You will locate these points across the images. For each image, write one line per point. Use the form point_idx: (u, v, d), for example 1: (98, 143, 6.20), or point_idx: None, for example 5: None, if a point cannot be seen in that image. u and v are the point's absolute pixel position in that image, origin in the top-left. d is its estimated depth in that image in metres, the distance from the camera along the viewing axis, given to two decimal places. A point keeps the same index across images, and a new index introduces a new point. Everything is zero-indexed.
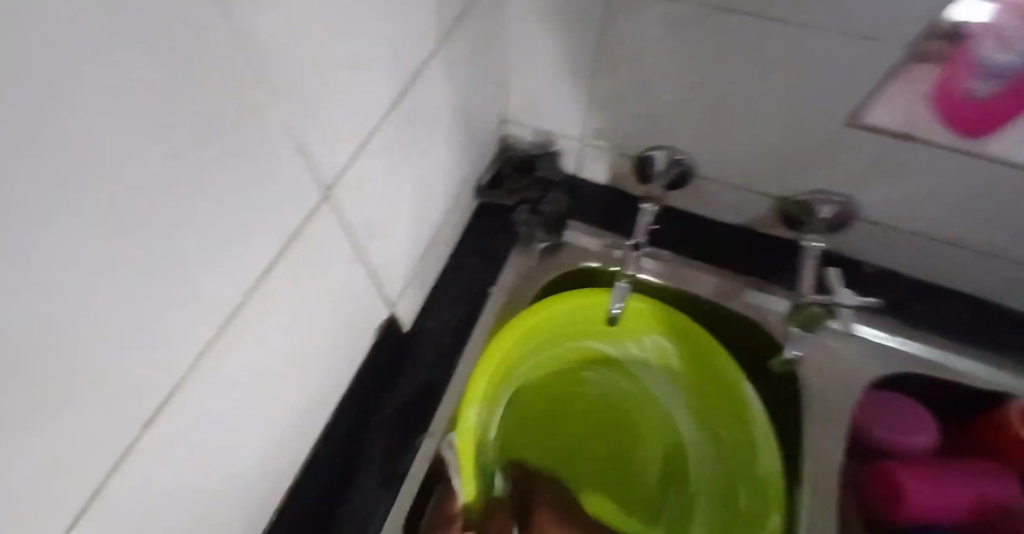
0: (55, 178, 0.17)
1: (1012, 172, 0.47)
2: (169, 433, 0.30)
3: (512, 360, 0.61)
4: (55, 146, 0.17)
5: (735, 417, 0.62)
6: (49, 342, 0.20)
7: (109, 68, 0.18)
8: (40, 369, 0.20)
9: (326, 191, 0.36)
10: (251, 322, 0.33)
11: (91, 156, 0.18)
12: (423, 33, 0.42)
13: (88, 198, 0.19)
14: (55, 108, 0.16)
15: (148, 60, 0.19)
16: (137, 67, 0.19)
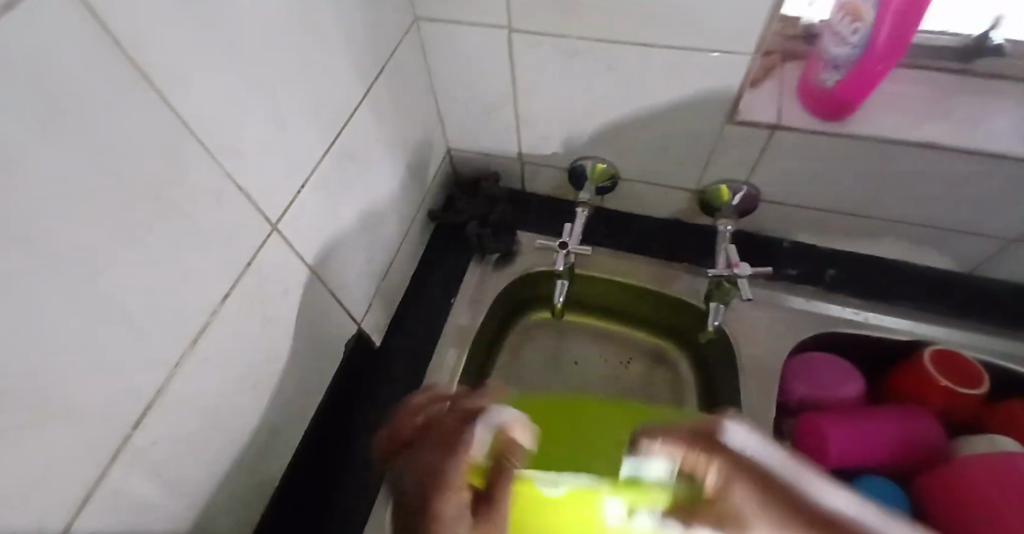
0: (37, 193, 0.25)
1: (879, 142, 0.53)
2: (155, 427, 0.36)
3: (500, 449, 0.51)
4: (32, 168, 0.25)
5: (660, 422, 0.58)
6: (41, 325, 0.27)
7: (62, 112, 0.26)
8: (37, 347, 0.27)
9: (275, 226, 0.44)
10: (221, 339, 0.41)
11: (52, 188, 0.26)
12: (352, 89, 0.50)
13: (66, 222, 0.27)
14: (32, 125, 0.24)
15: (88, 121, 0.27)
16: (84, 116, 0.27)
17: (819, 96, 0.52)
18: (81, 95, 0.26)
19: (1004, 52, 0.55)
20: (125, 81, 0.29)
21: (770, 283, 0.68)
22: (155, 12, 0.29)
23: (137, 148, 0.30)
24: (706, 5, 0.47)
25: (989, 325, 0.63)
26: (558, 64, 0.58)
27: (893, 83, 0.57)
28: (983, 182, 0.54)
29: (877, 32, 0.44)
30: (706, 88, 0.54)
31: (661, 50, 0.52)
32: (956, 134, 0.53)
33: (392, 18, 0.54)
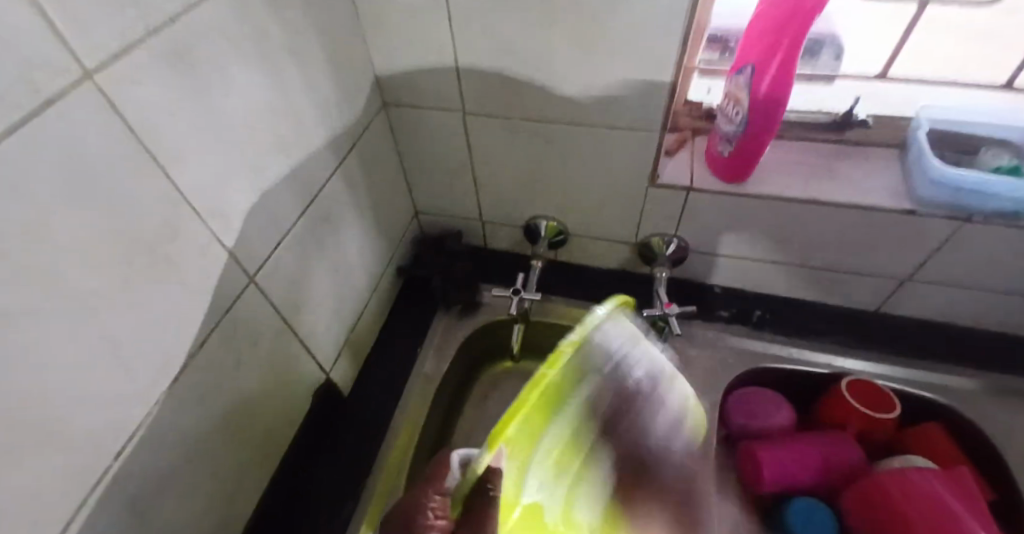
0: (58, 244, 0.32)
1: (777, 200, 0.63)
2: (136, 456, 0.41)
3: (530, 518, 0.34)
4: (56, 224, 0.31)
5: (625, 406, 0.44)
6: (50, 352, 0.32)
7: (84, 179, 0.33)
8: (44, 373, 0.32)
9: (252, 278, 0.50)
10: (198, 378, 0.46)
11: (69, 239, 0.32)
12: (326, 163, 0.59)
13: (77, 268, 0.33)
14: (60, 191, 0.31)
15: (103, 187, 0.34)
16: (100, 184, 0.34)
17: (721, 163, 0.63)
18: (99, 167, 0.34)
19: (869, 124, 0.67)
20: (134, 157, 0.36)
21: (704, 323, 0.77)
22: (164, 110, 0.37)
23: (141, 209, 0.37)
24: (619, 91, 0.58)
25: (891, 354, 0.73)
26: (505, 139, 0.68)
27: (786, 151, 0.68)
28: (866, 229, 0.63)
29: (753, 113, 0.55)
30: (629, 157, 0.64)
31: (588, 127, 0.63)
32: (839, 192, 0.63)
33: (363, 104, 0.64)
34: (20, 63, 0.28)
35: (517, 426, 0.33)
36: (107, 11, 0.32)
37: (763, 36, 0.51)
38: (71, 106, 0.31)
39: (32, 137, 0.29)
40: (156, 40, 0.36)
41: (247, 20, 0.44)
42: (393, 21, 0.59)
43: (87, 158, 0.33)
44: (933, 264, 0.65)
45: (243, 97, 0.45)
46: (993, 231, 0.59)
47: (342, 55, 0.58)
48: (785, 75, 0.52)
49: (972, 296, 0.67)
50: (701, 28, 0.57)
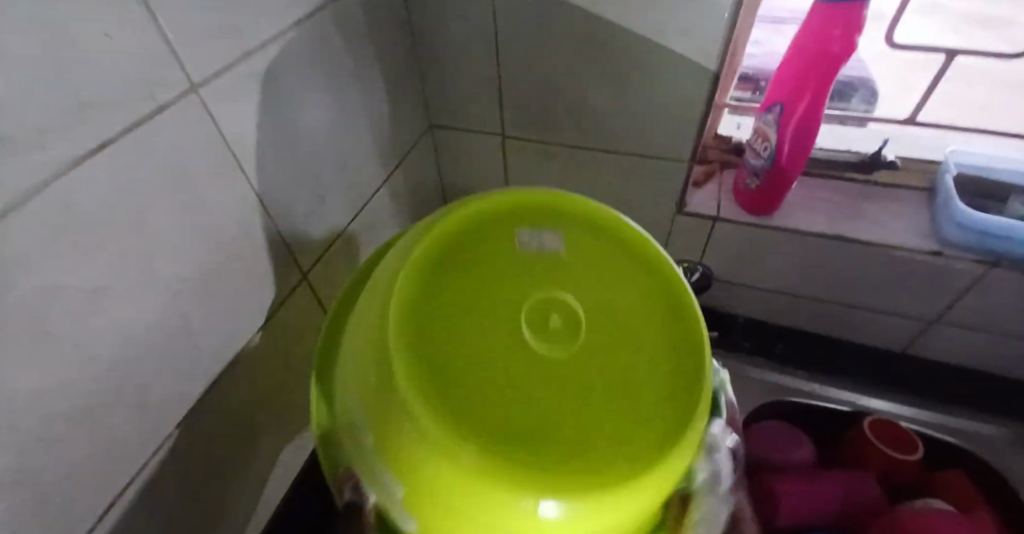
0: (160, 232, 0.37)
1: (803, 235, 0.65)
2: (191, 429, 0.44)
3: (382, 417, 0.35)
4: (159, 215, 0.36)
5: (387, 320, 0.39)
6: (142, 326, 0.37)
7: (183, 178, 0.38)
8: (134, 344, 0.37)
9: (305, 274, 0.55)
10: (249, 364, 0.50)
11: (168, 230, 0.37)
12: (375, 176, 0.64)
13: (171, 254, 0.38)
14: (165, 187, 0.36)
15: (196, 185, 0.39)
16: (194, 183, 0.39)
17: (748, 194, 0.65)
18: (195, 168, 0.39)
19: (898, 165, 0.67)
20: (223, 162, 0.41)
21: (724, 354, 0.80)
22: (248, 120, 0.43)
23: (221, 207, 0.42)
24: (653, 124, 0.62)
25: (909, 395, 0.75)
26: (542, 164, 0.72)
27: (814, 189, 0.70)
28: (892, 268, 0.64)
29: (781, 147, 0.58)
30: (659, 185, 0.67)
31: (623, 155, 0.66)
32: (866, 230, 0.64)
33: (413, 124, 0.70)
34: (147, 77, 0.33)
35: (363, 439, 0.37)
36: (215, 36, 0.38)
37: (791, 75, 0.54)
38: (178, 114, 0.36)
39: (145, 138, 0.34)
40: (249, 61, 0.41)
41: (322, 47, 0.50)
42: (446, 50, 0.64)
43: (187, 160, 0.38)
44: (959, 308, 0.66)
45: (314, 112, 0.50)
46: (1020, 278, 0.60)
47: (398, 79, 0.64)
48: (813, 117, 0.55)
49: (1003, 343, 0.67)
50: (732, 69, 0.61)
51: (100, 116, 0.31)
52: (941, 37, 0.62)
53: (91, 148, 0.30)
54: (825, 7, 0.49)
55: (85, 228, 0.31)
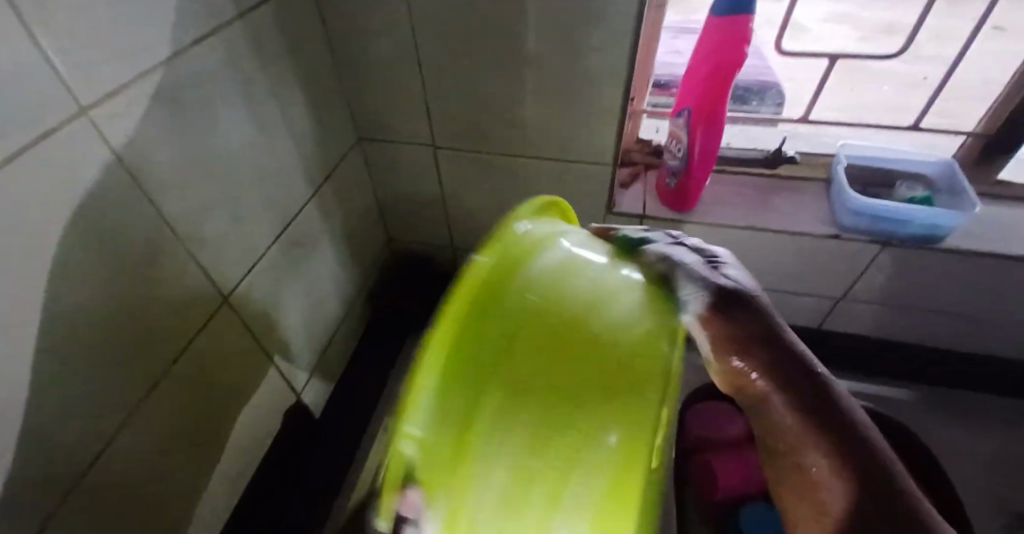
0: (54, 264, 0.34)
1: (719, 227, 0.69)
2: (100, 474, 0.41)
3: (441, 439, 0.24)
4: (52, 246, 0.34)
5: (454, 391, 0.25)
6: (40, 366, 0.35)
7: (77, 206, 0.36)
8: (30, 385, 0.34)
9: (227, 297, 0.53)
10: (173, 394, 0.47)
11: (64, 262, 0.35)
12: (301, 193, 0.62)
13: (70, 288, 0.36)
14: (57, 217, 0.34)
15: (94, 213, 0.37)
16: (91, 211, 0.37)
17: (668, 193, 0.69)
18: (90, 194, 0.36)
19: (796, 160, 0.74)
20: (123, 186, 0.39)
21: None
22: (154, 142, 0.41)
23: (129, 232, 0.40)
24: (574, 129, 0.64)
25: (827, 367, 0.82)
26: (474, 171, 0.73)
27: (728, 184, 0.75)
28: (800, 252, 0.70)
29: (691, 149, 0.62)
30: (585, 187, 0.70)
31: (550, 160, 0.68)
32: (775, 220, 0.69)
33: (340, 138, 0.69)
34: (28, 102, 0.31)
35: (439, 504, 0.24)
36: (110, 56, 0.36)
37: (694, 84, 0.58)
38: (67, 138, 0.34)
39: (29, 165, 0.32)
40: (150, 82, 0.40)
41: (234, 67, 0.49)
42: (369, 63, 0.64)
43: (81, 185, 0.36)
44: (860, 285, 0.72)
45: (227, 131, 0.49)
46: (908, 254, 0.67)
47: (321, 95, 0.63)
48: (717, 118, 0.59)
49: (900, 315, 0.74)
50: (644, 75, 0.65)
51: None
52: (827, 47, 0.70)
53: None
54: (718, 19, 0.54)
55: None
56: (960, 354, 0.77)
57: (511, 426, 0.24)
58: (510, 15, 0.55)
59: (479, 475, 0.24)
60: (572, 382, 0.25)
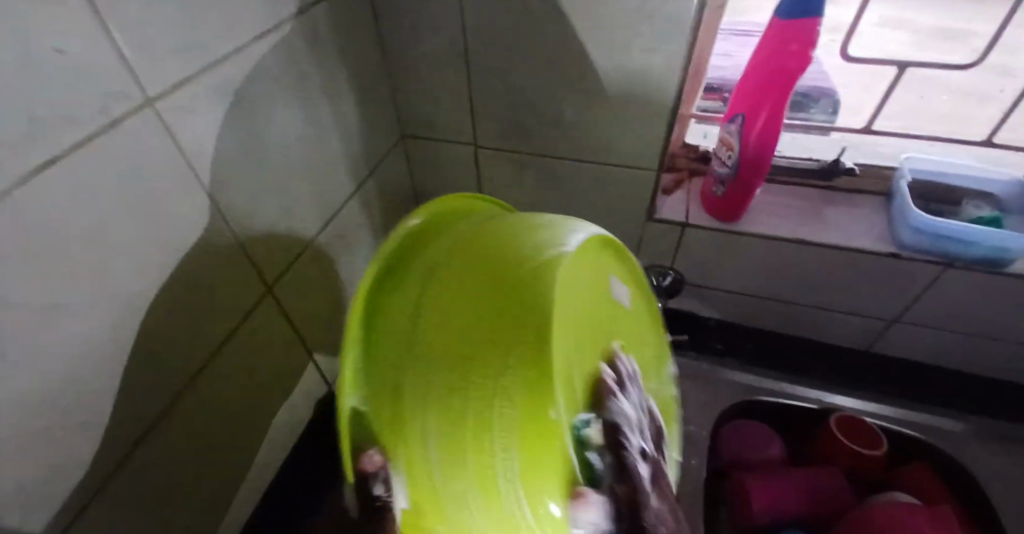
0: (115, 248, 0.36)
1: (768, 240, 0.67)
2: (147, 453, 0.42)
3: (415, 383, 0.30)
4: (115, 231, 0.35)
5: (412, 343, 0.31)
6: (98, 346, 0.36)
7: (139, 193, 0.37)
8: (88, 365, 0.35)
9: (271, 288, 0.53)
10: (217, 379, 0.49)
11: (125, 246, 0.36)
12: (346, 187, 0.63)
13: (130, 272, 0.37)
14: (121, 203, 0.35)
15: (154, 200, 0.38)
16: (151, 198, 0.38)
17: (714, 202, 0.67)
18: (152, 181, 0.37)
19: (856, 172, 0.71)
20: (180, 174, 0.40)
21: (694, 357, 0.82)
22: (212, 133, 0.42)
23: (184, 220, 0.41)
24: (621, 132, 0.63)
25: (879, 392, 0.76)
26: (516, 172, 0.72)
27: (778, 195, 0.72)
28: (853, 270, 0.67)
29: (743, 157, 0.60)
30: (629, 193, 0.69)
31: (594, 164, 0.67)
32: (829, 234, 0.66)
33: (385, 135, 0.70)
34: (99, 91, 0.32)
35: (411, 440, 0.29)
36: (176, 48, 0.37)
37: (750, 89, 0.56)
38: (133, 126, 0.35)
39: (97, 152, 0.33)
40: (213, 74, 0.41)
41: (291, 62, 0.50)
42: (418, 61, 0.64)
43: (143, 173, 0.37)
44: (917, 308, 0.68)
45: (280, 124, 0.50)
46: (973, 278, 0.63)
47: (369, 91, 0.64)
48: (774, 127, 0.57)
49: (959, 341, 0.70)
50: (697, 79, 0.63)
51: (48, 131, 0.30)
52: (899, 52, 0.66)
53: (38, 165, 0.29)
54: (781, 24, 0.52)
55: (40, 245, 0.30)
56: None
57: (440, 365, 0.30)
58: (564, 16, 0.54)
59: (418, 425, 0.29)
60: (462, 333, 0.30)
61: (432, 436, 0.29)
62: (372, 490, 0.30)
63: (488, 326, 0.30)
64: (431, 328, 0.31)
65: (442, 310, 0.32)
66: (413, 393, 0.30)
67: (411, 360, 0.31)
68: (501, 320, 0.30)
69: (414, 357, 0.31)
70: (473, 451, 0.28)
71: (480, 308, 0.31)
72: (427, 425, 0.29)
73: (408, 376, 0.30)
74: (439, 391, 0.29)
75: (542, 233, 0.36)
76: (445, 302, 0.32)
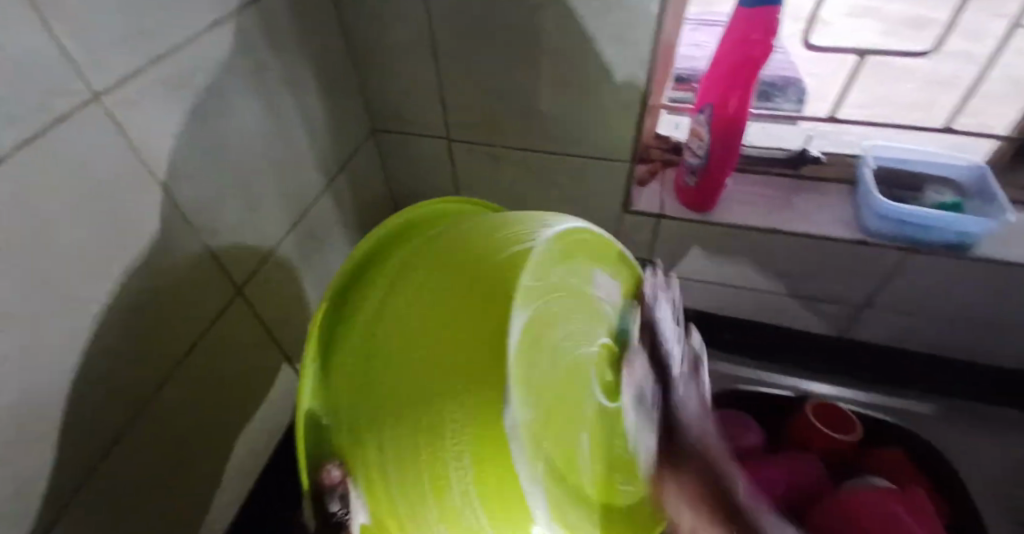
0: (67, 249, 0.34)
1: (741, 230, 0.68)
2: (112, 463, 0.41)
3: (370, 396, 0.29)
4: (65, 231, 0.34)
5: (366, 353, 0.30)
6: (54, 352, 0.34)
7: (91, 192, 0.35)
8: (44, 371, 0.34)
9: (238, 288, 0.52)
10: (183, 384, 0.47)
11: (78, 247, 0.35)
12: (315, 183, 0.62)
13: (84, 273, 0.35)
14: (71, 202, 0.34)
15: (107, 199, 0.36)
16: (104, 197, 0.36)
17: (686, 192, 0.67)
18: (104, 179, 0.36)
19: (823, 160, 0.71)
20: (135, 171, 0.38)
21: None
22: (167, 128, 0.40)
23: (141, 219, 0.39)
24: (593, 124, 0.63)
25: (846, 377, 0.79)
26: (489, 165, 0.72)
27: (750, 184, 0.72)
28: (824, 258, 0.68)
29: (713, 147, 0.60)
30: (602, 184, 0.69)
31: (568, 156, 0.67)
32: (799, 223, 0.67)
33: (355, 129, 0.68)
34: (42, 85, 0.31)
35: (366, 455, 0.29)
36: (122, 39, 0.36)
37: (717, 79, 0.57)
38: (81, 122, 0.34)
39: (44, 149, 0.31)
40: (164, 65, 0.39)
41: (249, 54, 0.48)
42: (386, 53, 0.63)
43: (93, 171, 0.35)
44: (885, 293, 0.70)
45: (241, 119, 0.48)
46: (939, 262, 0.64)
47: (336, 84, 0.62)
48: (741, 115, 0.57)
49: (925, 323, 0.72)
50: (665, 69, 0.63)
51: None
52: (863, 41, 0.67)
53: None
54: (746, 12, 0.52)
55: None
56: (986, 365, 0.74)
57: (393, 375, 0.29)
58: (532, 7, 0.54)
59: (374, 438, 0.28)
60: (409, 334, 0.29)
61: (389, 453, 0.28)
62: (331, 505, 0.30)
63: (441, 330, 0.28)
64: (382, 336, 0.30)
65: (395, 316, 0.31)
66: (368, 407, 0.29)
67: (365, 371, 0.30)
68: (451, 325, 0.28)
69: (368, 368, 0.30)
70: (424, 460, 0.27)
71: (429, 313, 0.30)
72: (382, 440, 0.28)
73: (364, 388, 0.30)
74: (393, 402, 0.28)
75: (506, 232, 0.34)
76: (402, 307, 0.31)
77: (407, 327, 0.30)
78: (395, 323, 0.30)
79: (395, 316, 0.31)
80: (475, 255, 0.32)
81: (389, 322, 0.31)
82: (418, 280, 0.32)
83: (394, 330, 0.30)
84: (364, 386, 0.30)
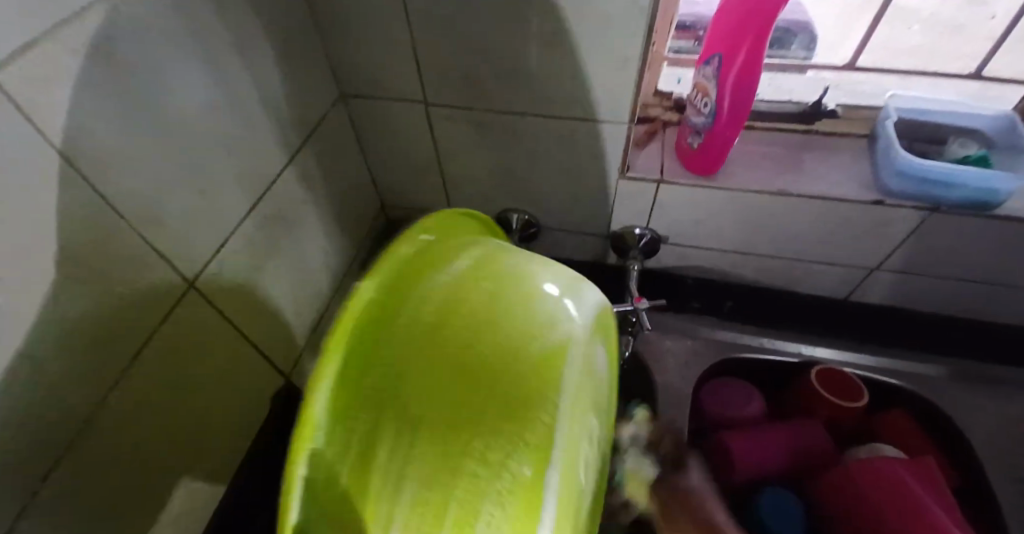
0: None
1: (746, 193, 0.62)
2: (59, 488, 0.37)
3: (389, 477, 0.28)
4: None
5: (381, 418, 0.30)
6: None
7: None
8: None
9: (193, 284, 0.47)
10: (137, 393, 0.43)
11: None
12: (276, 160, 0.56)
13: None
14: None
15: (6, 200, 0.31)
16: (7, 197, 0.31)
17: (691, 155, 0.61)
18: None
19: (839, 114, 0.66)
20: (41, 162, 0.33)
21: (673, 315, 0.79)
22: (77, 109, 0.34)
23: (55, 218, 0.34)
24: (579, 83, 0.56)
25: (849, 340, 0.76)
26: (470, 131, 0.65)
27: (755, 142, 0.67)
28: (833, 223, 0.63)
29: (720, 104, 0.54)
30: (596, 150, 0.63)
31: (555, 119, 0.61)
32: (809, 184, 0.62)
33: (319, 96, 0.61)
34: None
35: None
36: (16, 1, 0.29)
37: (728, 24, 0.50)
38: None
39: None
40: (68, 31, 0.33)
41: (180, 13, 0.41)
42: (345, 7, 0.55)
43: None
44: (896, 255, 0.66)
45: (175, 94, 0.42)
46: (957, 223, 0.60)
47: (291, 45, 0.55)
48: (755, 67, 0.50)
49: (937, 285, 0.68)
50: (671, 14, 0.56)
51: None
52: None
53: None
54: None
55: None
56: (996, 324, 0.71)
57: (419, 454, 0.29)
58: None
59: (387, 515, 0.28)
60: (445, 386, 0.30)
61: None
62: None
63: (494, 414, 0.29)
64: (403, 399, 0.30)
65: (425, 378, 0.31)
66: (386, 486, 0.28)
67: (393, 441, 0.29)
68: (491, 407, 0.30)
69: (393, 441, 0.29)
70: None
71: (471, 388, 0.30)
72: (395, 519, 0.28)
73: (380, 467, 0.29)
74: (421, 476, 0.28)
75: (538, 298, 0.36)
76: (436, 366, 0.31)
77: (445, 397, 0.30)
78: (421, 392, 0.30)
79: (421, 383, 0.30)
80: (510, 327, 0.33)
81: (415, 392, 0.30)
82: (444, 341, 0.32)
83: (421, 394, 0.30)
84: (381, 460, 0.29)
